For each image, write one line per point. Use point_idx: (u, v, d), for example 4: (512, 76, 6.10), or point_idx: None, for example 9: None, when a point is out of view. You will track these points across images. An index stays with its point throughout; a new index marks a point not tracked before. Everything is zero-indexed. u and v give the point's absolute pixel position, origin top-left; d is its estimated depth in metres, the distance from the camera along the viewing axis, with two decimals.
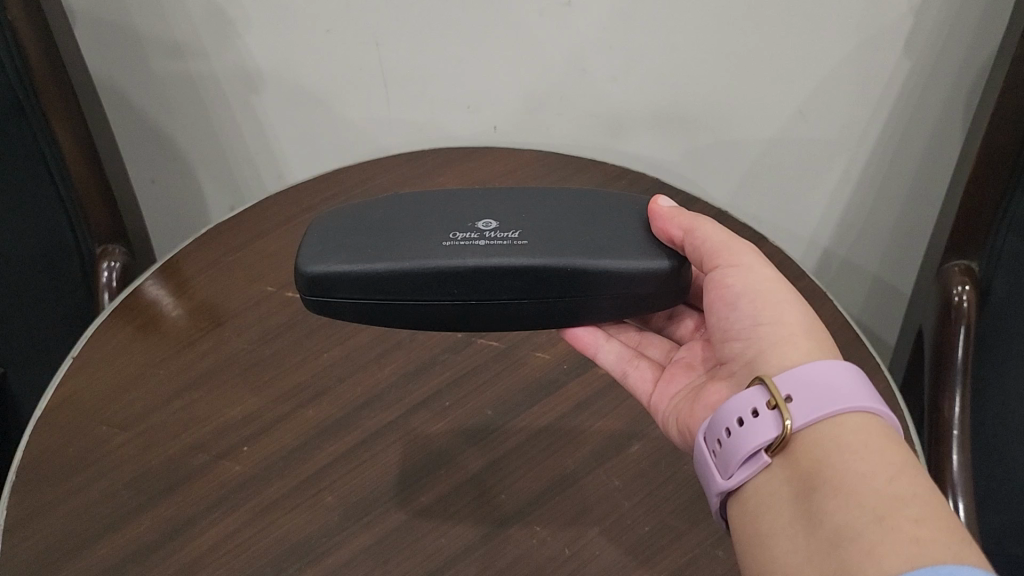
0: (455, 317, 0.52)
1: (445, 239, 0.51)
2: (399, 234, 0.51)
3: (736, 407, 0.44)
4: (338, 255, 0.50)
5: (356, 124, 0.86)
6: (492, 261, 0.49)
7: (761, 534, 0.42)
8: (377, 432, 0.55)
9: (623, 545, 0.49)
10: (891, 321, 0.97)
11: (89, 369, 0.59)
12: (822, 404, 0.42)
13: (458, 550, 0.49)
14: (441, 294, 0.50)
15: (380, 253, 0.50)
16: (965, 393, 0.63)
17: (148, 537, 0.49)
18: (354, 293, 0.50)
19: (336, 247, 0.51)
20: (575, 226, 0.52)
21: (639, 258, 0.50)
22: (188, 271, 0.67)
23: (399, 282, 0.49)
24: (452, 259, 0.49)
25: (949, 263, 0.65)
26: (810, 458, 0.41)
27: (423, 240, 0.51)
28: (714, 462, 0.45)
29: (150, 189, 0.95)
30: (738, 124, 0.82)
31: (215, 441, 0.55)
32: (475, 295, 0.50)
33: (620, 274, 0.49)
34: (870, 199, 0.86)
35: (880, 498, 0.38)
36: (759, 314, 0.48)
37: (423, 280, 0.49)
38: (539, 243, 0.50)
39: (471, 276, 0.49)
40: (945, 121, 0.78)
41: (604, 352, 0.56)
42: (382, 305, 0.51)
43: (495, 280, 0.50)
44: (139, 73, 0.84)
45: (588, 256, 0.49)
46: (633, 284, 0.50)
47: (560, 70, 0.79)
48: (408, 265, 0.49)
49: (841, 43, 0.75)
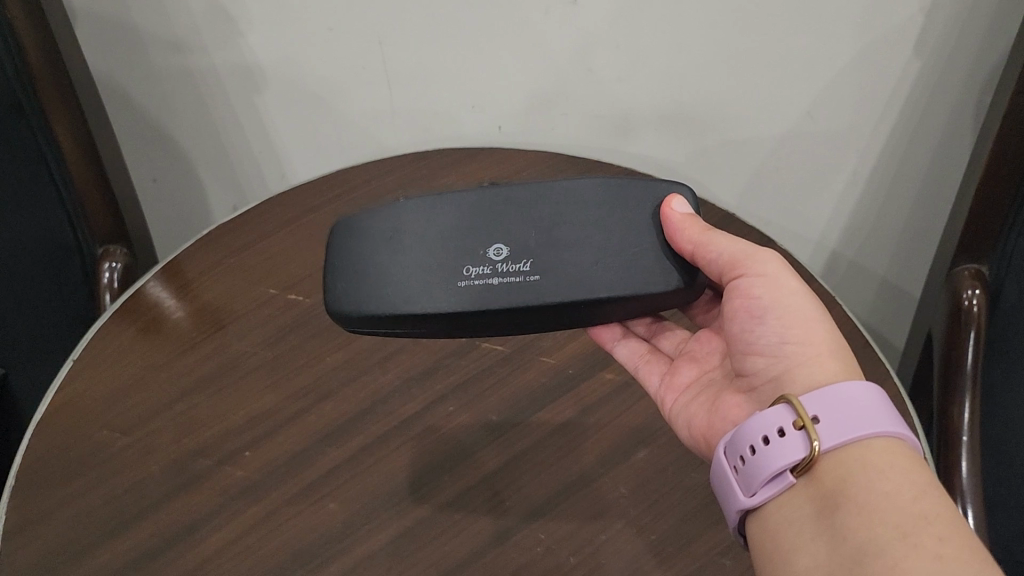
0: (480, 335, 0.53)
1: (461, 279, 0.50)
2: (414, 276, 0.51)
3: (761, 426, 0.43)
4: (361, 306, 0.51)
5: (359, 124, 0.85)
6: (514, 305, 0.50)
7: (782, 551, 0.41)
8: (382, 437, 0.55)
9: (631, 554, 0.48)
10: (899, 322, 0.96)
11: (90, 372, 0.59)
12: (850, 427, 0.41)
13: (463, 558, 0.48)
14: (468, 328, 0.51)
15: (396, 298, 0.50)
16: (975, 398, 0.63)
17: (150, 543, 0.49)
18: (379, 331, 0.51)
19: (352, 290, 0.51)
20: (588, 249, 0.50)
21: (654, 279, 0.50)
22: (190, 273, 0.66)
23: (422, 324, 0.50)
24: (470, 304, 0.50)
25: (959, 266, 0.65)
26: (834, 477, 0.41)
27: (439, 281, 0.51)
28: (734, 478, 0.44)
29: (152, 188, 0.94)
30: (746, 126, 0.82)
31: (217, 446, 0.54)
32: (495, 326, 0.51)
33: (637, 298, 0.50)
34: (879, 200, 0.86)
35: (905, 517, 0.38)
36: (786, 331, 0.48)
37: (444, 321, 0.50)
38: (555, 278, 0.50)
39: (495, 316, 0.50)
40: (955, 120, 0.77)
41: (619, 347, 0.56)
42: (407, 333, 0.52)
43: (518, 317, 0.50)
44: (140, 72, 0.83)
45: (606, 291, 0.49)
46: (648, 301, 0.51)
47: (565, 70, 0.79)
48: (432, 313, 0.50)
49: (850, 43, 0.74)
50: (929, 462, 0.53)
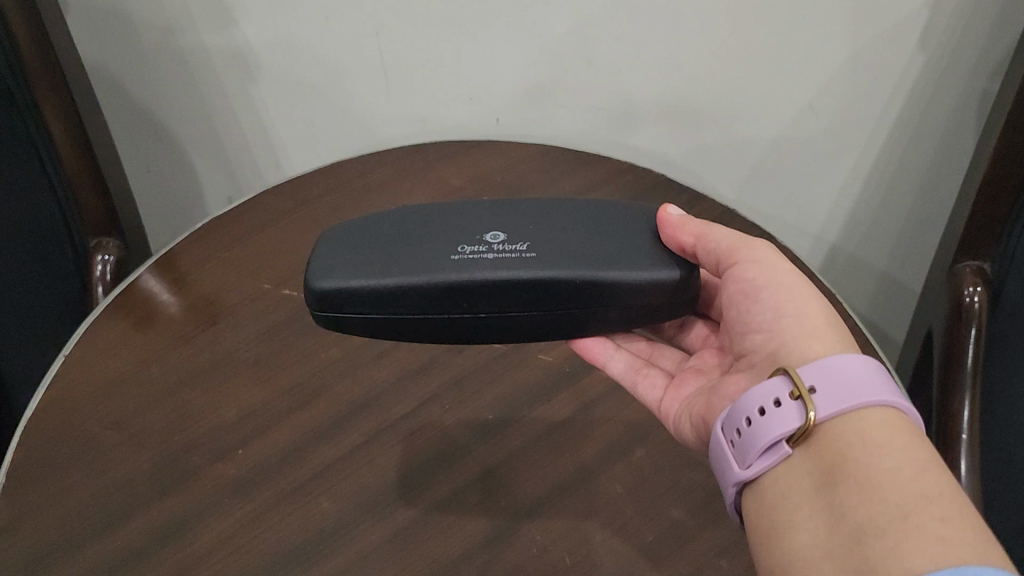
0: (459, 332, 0.50)
1: (454, 252, 0.50)
2: (408, 248, 0.50)
3: (758, 397, 0.43)
4: (348, 270, 0.49)
5: (354, 114, 0.85)
6: (501, 274, 0.48)
7: (779, 527, 0.41)
8: (376, 434, 0.54)
9: (626, 555, 0.48)
10: (901, 320, 0.95)
11: (82, 366, 0.58)
12: (845, 397, 0.41)
13: (458, 557, 0.48)
14: (450, 309, 0.49)
15: (389, 267, 0.49)
16: (975, 396, 0.62)
17: (140, 541, 0.48)
18: (365, 308, 0.49)
19: (347, 260, 0.50)
20: (584, 239, 0.51)
21: (648, 268, 0.49)
22: (185, 266, 0.66)
23: (411, 296, 0.48)
24: (461, 271, 0.48)
25: (960, 263, 0.65)
26: (833, 452, 0.40)
27: (432, 252, 0.50)
28: (732, 451, 0.44)
29: (148, 179, 0.93)
30: (749, 117, 0.81)
31: (210, 443, 0.53)
32: (480, 310, 0.49)
33: (629, 283, 0.48)
34: (880, 194, 0.85)
35: (904, 494, 0.37)
36: (781, 307, 0.47)
37: (432, 291, 0.48)
38: (548, 255, 0.49)
39: (479, 290, 0.48)
40: (959, 115, 0.76)
41: (614, 361, 0.54)
42: (389, 321, 0.49)
43: (504, 294, 0.48)
44: (135, 62, 0.82)
45: (597, 266, 0.49)
46: (640, 295, 0.49)
47: (562, 59, 0.78)
48: (418, 280, 0.48)
49: (854, 34, 0.73)
50: None
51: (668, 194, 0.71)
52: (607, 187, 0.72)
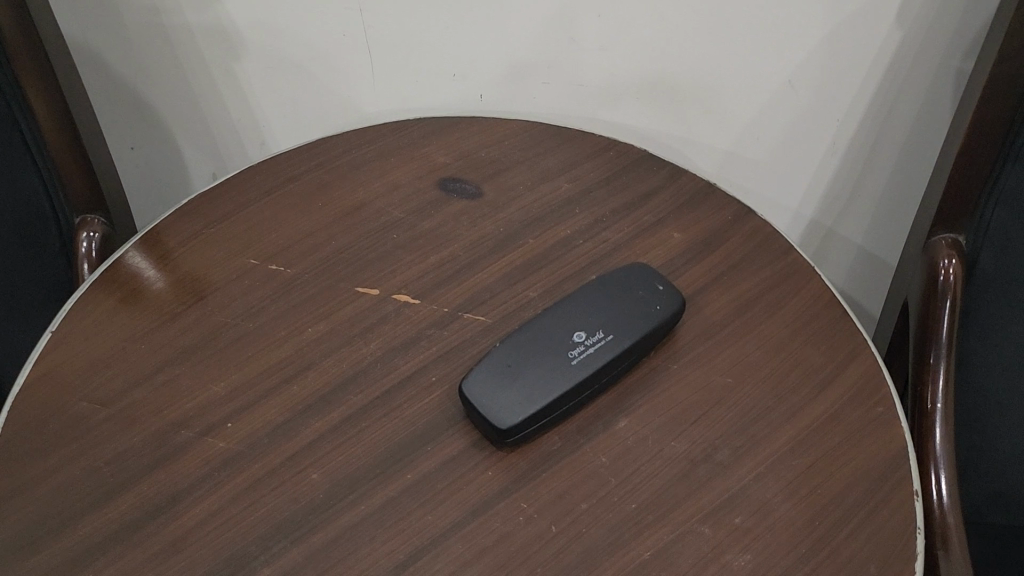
0: (568, 355, 0.55)
1: (563, 353, 0.55)
2: (532, 372, 0.54)
3: None
4: (493, 388, 0.53)
5: (339, 92, 0.85)
6: (572, 320, 0.57)
7: None
8: (365, 407, 0.55)
9: (610, 523, 0.49)
10: (879, 292, 0.96)
11: (69, 343, 0.58)
12: None
13: (447, 527, 0.49)
14: (554, 350, 0.55)
15: (526, 371, 0.54)
16: (950, 366, 0.63)
17: (133, 514, 0.49)
18: (508, 381, 0.53)
19: (508, 397, 0.53)
20: (605, 302, 0.58)
21: (648, 277, 0.60)
22: (170, 243, 0.66)
23: (537, 362, 0.55)
24: (558, 336, 0.56)
25: (936, 237, 0.66)
26: None
27: (551, 358, 0.55)
28: None
29: (130, 156, 0.93)
30: (728, 92, 0.81)
31: (200, 417, 0.54)
32: (567, 341, 0.56)
33: (636, 268, 0.61)
34: (857, 169, 0.86)
35: None
36: None
37: (520, 369, 0.54)
38: (612, 324, 0.57)
39: (560, 326, 0.57)
40: (936, 90, 0.78)
41: None
42: (521, 377, 0.54)
43: (574, 320, 0.57)
44: (115, 39, 0.82)
45: (621, 286, 0.59)
46: (652, 280, 0.60)
47: (546, 37, 0.78)
48: (534, 349, 0.55)
49: (834, 11, 0.74)
50: (905, 430, 0.53)
51: (649, 170, 0.72)
52: (589, 163, 0.73)
